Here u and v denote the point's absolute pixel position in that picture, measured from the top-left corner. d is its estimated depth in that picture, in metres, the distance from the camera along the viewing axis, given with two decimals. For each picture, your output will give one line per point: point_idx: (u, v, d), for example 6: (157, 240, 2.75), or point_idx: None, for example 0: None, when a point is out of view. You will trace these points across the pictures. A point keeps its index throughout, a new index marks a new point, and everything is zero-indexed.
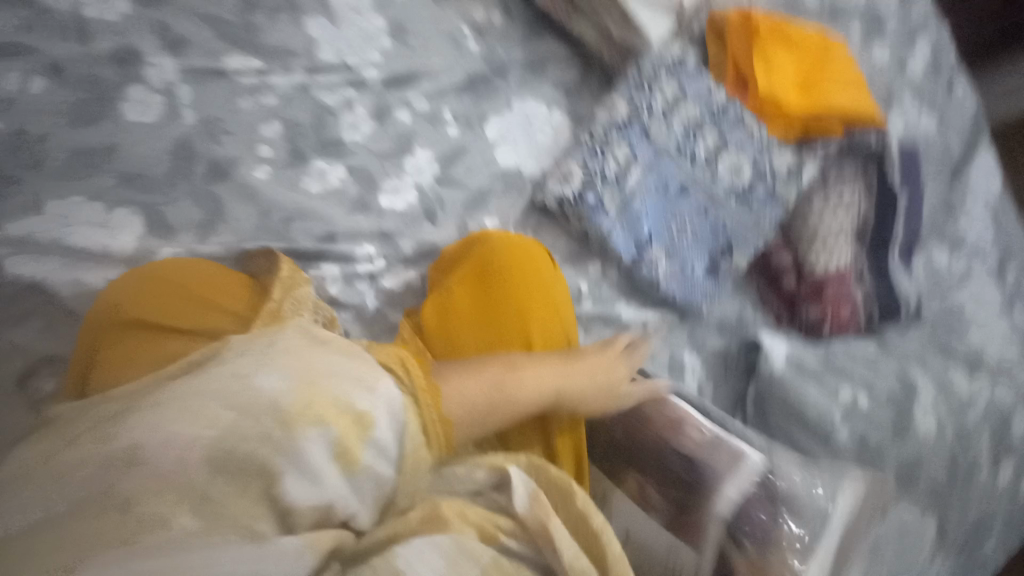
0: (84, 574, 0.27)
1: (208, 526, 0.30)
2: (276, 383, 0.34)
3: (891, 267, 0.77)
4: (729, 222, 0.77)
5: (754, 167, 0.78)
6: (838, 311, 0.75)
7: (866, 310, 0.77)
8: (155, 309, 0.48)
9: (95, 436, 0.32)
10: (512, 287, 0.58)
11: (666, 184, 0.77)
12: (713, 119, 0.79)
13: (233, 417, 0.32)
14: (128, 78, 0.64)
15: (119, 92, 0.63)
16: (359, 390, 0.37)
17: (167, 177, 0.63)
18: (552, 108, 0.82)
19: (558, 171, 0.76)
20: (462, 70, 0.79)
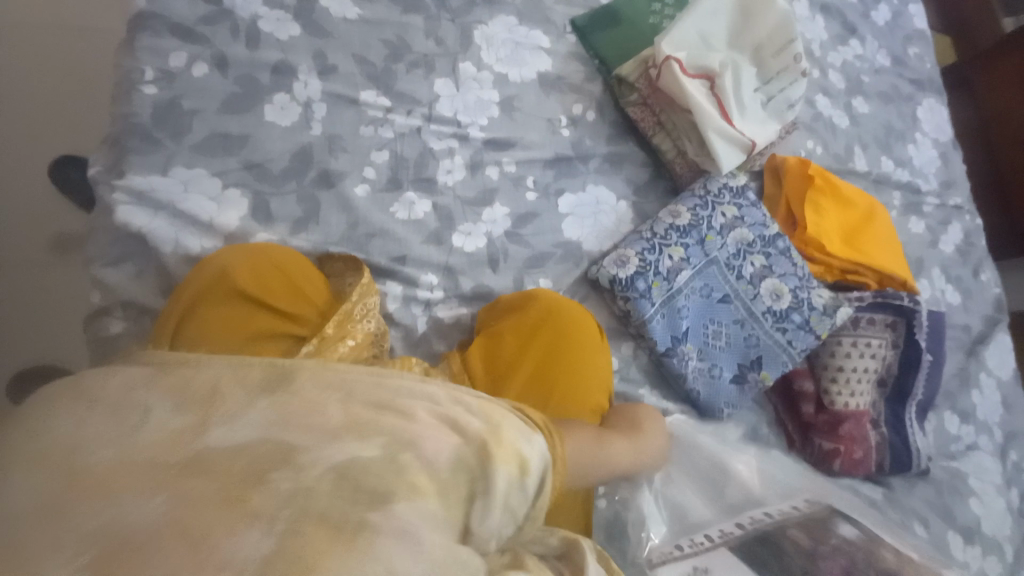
0: (360, 534, 0.35)
1: (444, 518, 0.38)
2: (479, 424, 0.43)
3: (901, 421, 0.84)
4: (762, 340, 0.82)
5: (794, 295, 0.83)
6: (850, 449, 0.80)
7: (877, 455, 0.82)
8: (257, 285, 0.56)
9: (354, 430, 0.40)
10: (570, 356, 0.65)
11: (711, 291, 0.83)
12: (763, 244, 0.86)
13: (457, 441, 0.41)
14: (278, 86, 0.74)
15: (267, 95, 0.73)
16: (523, 438, 0.44)
17: (283, 173, 0.70)
18: (621, 199, 0.91)
19: (616, 253, 0.82)
20: (552, 150, 0.88)
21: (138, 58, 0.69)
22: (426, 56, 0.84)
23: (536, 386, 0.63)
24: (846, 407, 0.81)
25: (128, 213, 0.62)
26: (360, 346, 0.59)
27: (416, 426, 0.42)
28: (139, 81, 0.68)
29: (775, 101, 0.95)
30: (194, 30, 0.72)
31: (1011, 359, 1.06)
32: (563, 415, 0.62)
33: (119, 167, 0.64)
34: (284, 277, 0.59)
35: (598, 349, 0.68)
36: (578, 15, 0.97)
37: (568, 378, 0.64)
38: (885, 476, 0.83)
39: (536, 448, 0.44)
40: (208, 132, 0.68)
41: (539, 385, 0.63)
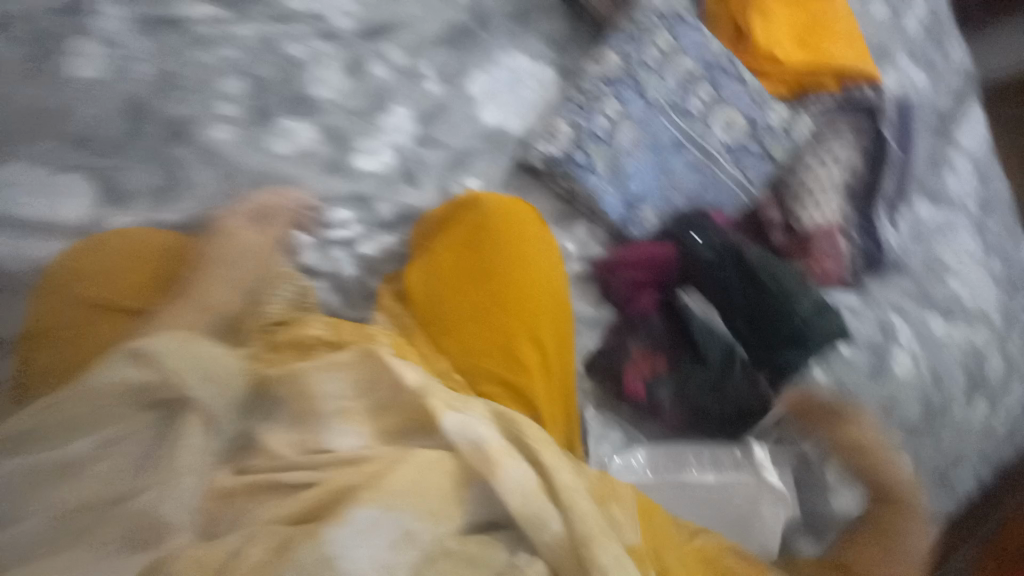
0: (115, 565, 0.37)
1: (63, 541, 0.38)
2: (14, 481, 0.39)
3: (874, 223, 0.78)
4: (722, 179, 0.75)
5: (748, 120, 0.75)
6: (824, 266, 0.74)
7: (851, 263, 0.76)
8: (111, 288, 0.50)
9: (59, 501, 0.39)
10: (504, 250, 0.58)
11: (659, 141, 0.74)
12: (707, 71, 0.75)
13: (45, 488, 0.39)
14: (78, 30, 0.59)
15: (65, 44, 0.58)
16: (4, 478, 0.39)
17: (121, 137, 0.58)
18: (539, 62, 0.78)
19: (545, 127, 0.73)
20: (442, 22, 0.74)
21: None
22: None
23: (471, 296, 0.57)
24: (815, 226, 0.75)
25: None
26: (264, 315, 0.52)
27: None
28: None
29: None
30: None
31: (983, 130, 1.00)
32: (497, 297, 0.56)
33: None
34: (169, 262, 0.54)
35: (537, 240, 0.61)
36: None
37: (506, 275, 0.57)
38: (860, 278, 0.78)
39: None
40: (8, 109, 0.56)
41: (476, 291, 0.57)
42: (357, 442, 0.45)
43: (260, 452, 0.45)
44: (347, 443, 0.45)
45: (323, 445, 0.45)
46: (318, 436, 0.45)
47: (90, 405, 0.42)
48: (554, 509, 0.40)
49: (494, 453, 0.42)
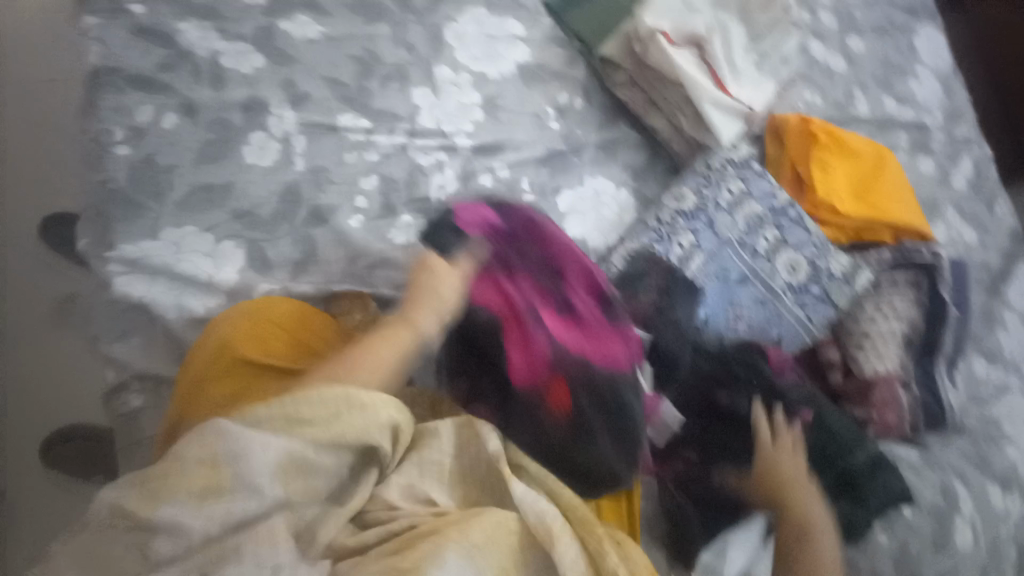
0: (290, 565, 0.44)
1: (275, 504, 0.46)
2: (261, 451, 0.46)
3: (932, 376, 0.81)
4: (783, 314, 0.80)
5: (811, 265, 0.82)
6: (883, 414, 0.79)
7: (913, 416, 0.79)
8: (247, 344, 0.55)
9: (285, 477, 0.47)
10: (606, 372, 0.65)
11: (727, 273, 0.81)
12: (774, 216, 0.83)
13: (267, 465, 0.46)
14: (251, 124, 0.70)
15: (242, 136, 0.70)
16: (236, 451, 0.45)
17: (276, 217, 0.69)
18: (622, 187, 0.88)
19: (624, 247, 0.80)
20: (543, 146, 0.85)
21: (103, 120, 0.66)
22: (399, 66, 0.81)
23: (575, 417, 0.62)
24: (875, 372, 0.80)
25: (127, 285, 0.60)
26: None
27: (212, 459, 0.44)
28: (111, 144, 0.65)
29: (767, 60, 0.91)
30: (154, 79, 0.69)
31: None
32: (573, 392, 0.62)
33: (107, 238, 0.62)
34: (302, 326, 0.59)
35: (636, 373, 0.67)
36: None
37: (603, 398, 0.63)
38: (918, 431, 0.80)
39: (229, 447, 0.45)
40: (186, 186, 0.66)
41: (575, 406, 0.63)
42: (451, 502, 0.52)
43: (376, 501, 0.52)
44: (442, 500, 0.52)
45: (427, 497, 0.52)
46: (421, 484, 0.53)
47: (289, 424, 0.48)
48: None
49: (551, 526, 0.50)
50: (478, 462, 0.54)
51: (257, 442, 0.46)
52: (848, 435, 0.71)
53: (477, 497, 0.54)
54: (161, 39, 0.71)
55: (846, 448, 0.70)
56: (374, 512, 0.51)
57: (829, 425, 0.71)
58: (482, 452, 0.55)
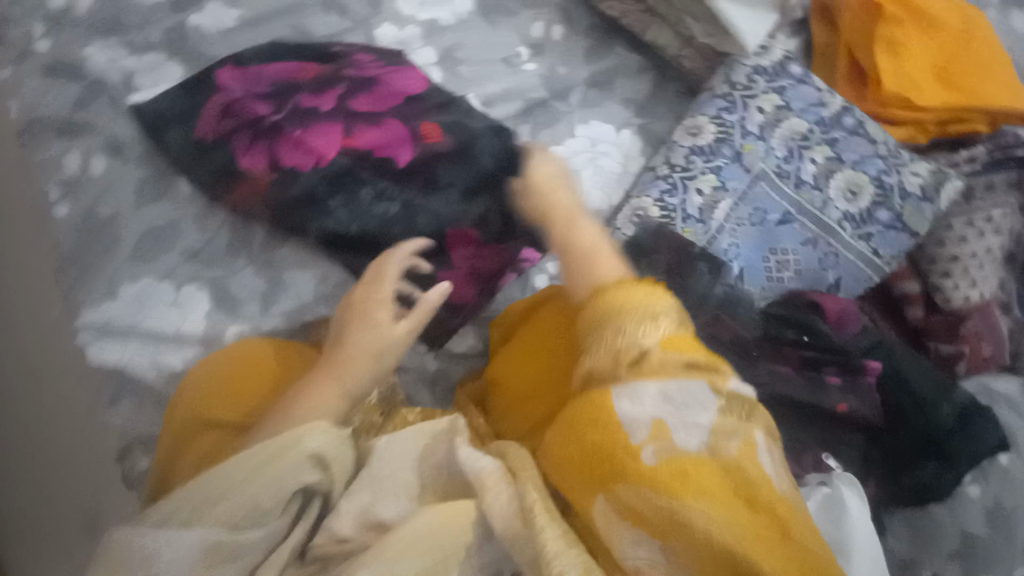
0: None
1: None
2: (178, 548, 0.42)
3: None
4: (840, 254, 0.65)
5: (878, 185, 0.65)
6: (977, 347, 0.65)
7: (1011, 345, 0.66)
8: (220, 395, 0.50)
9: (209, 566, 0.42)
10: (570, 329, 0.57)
11: (764, 213, 0.65)
12: (822, 130, 0.67)
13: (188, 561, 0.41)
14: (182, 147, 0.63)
15: (178, 165, 0.63)
16: (166, 544, 0.42)
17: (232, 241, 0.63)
18: (622, 129, 0.72)
19: (630, 207, 0.66)
20: (518, 96, 0.72)
21: (37, 179, 0.61)
22: (336, 41, 0.71)
23: (545, 400, 0.54)
24: (966, 302, 0.65)
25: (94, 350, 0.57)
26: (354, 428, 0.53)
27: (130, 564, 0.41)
28: (49, 204, 0.61)
29: None
30: (74, 121, 0.63)
31: None
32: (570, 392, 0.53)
33: (71, 304, 0.59)
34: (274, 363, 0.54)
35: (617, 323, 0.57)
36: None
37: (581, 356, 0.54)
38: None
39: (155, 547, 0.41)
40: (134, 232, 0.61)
41: (544, 388, 0.55)
42: (405, 510, 0.45)
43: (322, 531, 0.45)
44: (394, 514, 0.45)
45: (373, 516, 0.45)
46: (375, 504, 0.45)
47: (201, 509, 0.43)
48: None
49: (484, 480, 0.44)
50: (443, 467, 0.48)
51: (181, 537, 0.42)
52: (932, 391, 0.58)
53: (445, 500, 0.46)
54: (70, 73, 0.64)
55: (930, 407, 0.57)
56: (320, 544, 0.44)
57: (904, 378, 0.58)
58: (450, 454, 0.48)
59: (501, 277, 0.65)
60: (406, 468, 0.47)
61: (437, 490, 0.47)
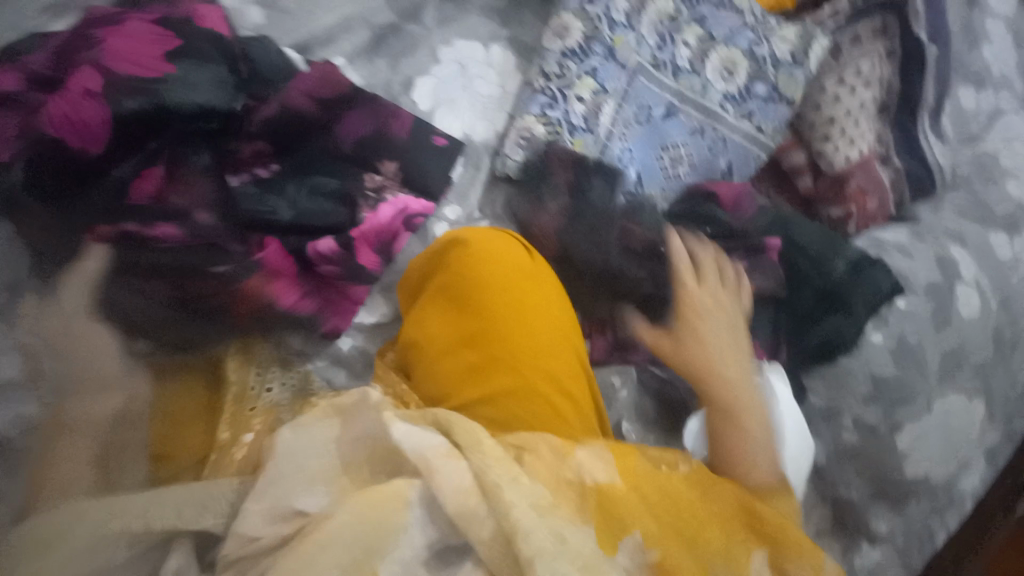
0: None
1: None
2: None
3: (915, 139, 0.67)
4: (728, 137, 0.64)
5: (751, 57, 0.63)
6: (866, 205, 0.65)
7: (894, 193, 0.67)
8: (33, 441, 0.39)
9: None
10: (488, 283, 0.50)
11: (649, 110, 0.63)
12: (690, 8, 0.63)
13: None
14: None
15: None
16: None
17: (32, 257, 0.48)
18: (489, 45, 0.67)
19: (516, 129, 0.63)
20: (367, 29, 0.65)
21: None
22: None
23: (465, 352, 0.49)
24: (849, 161, 0.65)
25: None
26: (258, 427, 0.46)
27: None
28: None
29: None
30: None
31: None
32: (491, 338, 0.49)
33: None
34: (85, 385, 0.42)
35: (531, 266, 0.53)
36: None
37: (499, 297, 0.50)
38: (910, 206, 0.68)
39: None
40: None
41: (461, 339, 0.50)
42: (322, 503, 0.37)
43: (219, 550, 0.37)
44: (311, 506, 0.38)
45: (288, 510, 0.37)
46: (281, 502, 0.38)
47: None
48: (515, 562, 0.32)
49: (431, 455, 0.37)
50: (363, 439, 0.41)
51: None
52: (822, 247, 0.60)
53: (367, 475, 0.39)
54: None
55: (821, 261, 0.60)
56: (225, 553, 0.37)
57: (798, 242, 0.61)
58: (369, 427, 0.41)
59: (394, 237, 0.59)
60: (319, 457, 0.40)
61: (360, 468, 0.40)
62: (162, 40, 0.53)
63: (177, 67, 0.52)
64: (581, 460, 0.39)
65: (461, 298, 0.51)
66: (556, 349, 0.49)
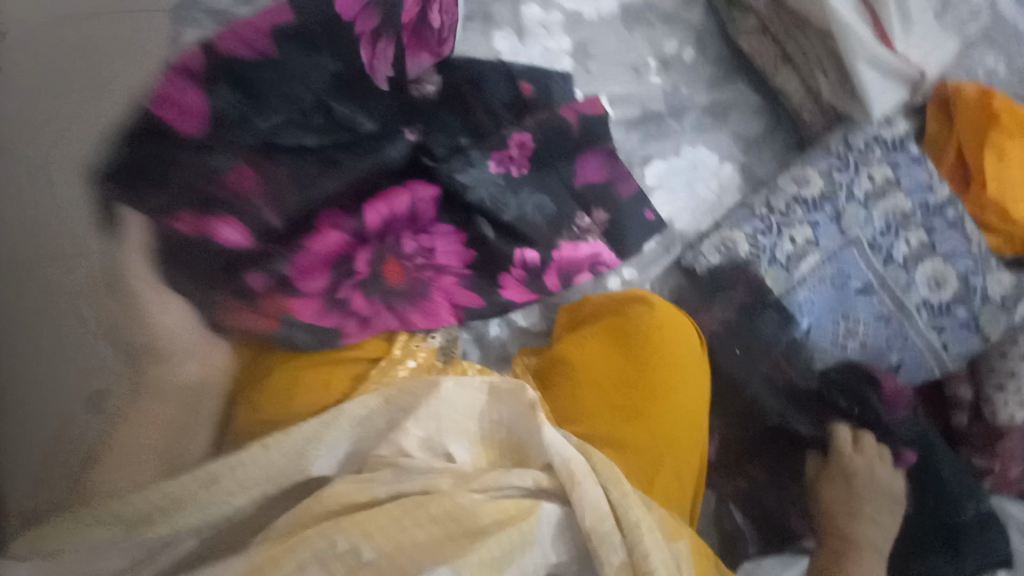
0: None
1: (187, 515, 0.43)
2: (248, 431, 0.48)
3: None
4: (910, 338, 0.65)
5: (962, 282, 0.65)
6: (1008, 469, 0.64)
7: None
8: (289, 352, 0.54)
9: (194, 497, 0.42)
10: (674, 367, 0.57)
11: (846, 279, 0.66)
12: (925, 215, 0.66)
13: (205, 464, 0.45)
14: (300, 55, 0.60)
15: None
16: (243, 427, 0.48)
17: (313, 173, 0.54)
18: (725, 161, 0.73)
19: (719, 236, 0.68)
20: (638, 104, 0.73)
21: None
22: (484, 3, 0.71)
23: (612, 394, 0.56)
24: (1011, 420, 0.64)
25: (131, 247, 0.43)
26: (421, 364, 0.60)
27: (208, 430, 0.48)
28: None
29: (953, 11, 0.73)
30: None
31: None
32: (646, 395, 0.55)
33: None
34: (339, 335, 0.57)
35: (693, 355, 0.59)
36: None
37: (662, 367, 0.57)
38: None
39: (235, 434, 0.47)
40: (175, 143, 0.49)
41: (612, 381, 0.57)
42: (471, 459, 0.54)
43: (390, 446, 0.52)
44: (460, 454, 0.54)
45: (444, 449, 0.53)
46: (442, 438, 0.53)
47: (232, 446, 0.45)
48: (618, 542, 0.47)
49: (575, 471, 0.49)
50: (507, 425, 0.55)
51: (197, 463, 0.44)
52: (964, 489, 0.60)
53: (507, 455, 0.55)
54: None
55: (954, 500, 0.60)
56: (384, 454, 0.51)
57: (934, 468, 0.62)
58: (517, 417, 0.55)
59: (579, 273, 0.66)
60: (474, 421, 0.55)
61: (493, 447, 0.55)
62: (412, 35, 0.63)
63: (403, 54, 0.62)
64: (683, 547, 0.49)
65: (632, 351, 0.58)
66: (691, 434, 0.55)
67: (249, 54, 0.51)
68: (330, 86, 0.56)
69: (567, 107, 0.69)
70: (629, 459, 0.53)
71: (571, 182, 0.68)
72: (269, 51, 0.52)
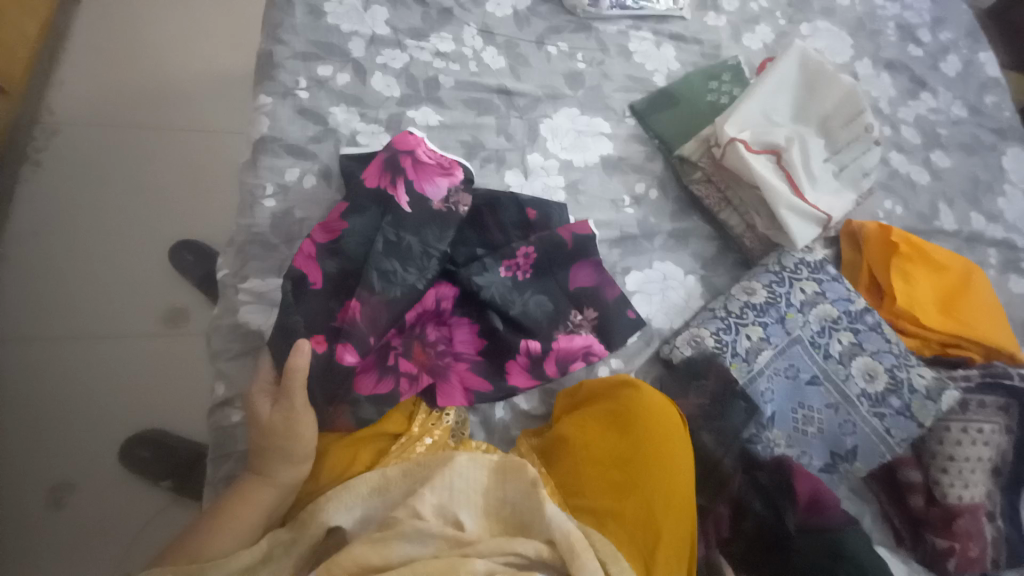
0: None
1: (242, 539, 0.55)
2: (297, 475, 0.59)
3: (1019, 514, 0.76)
4: (857, 423, 0.77)
5: (892, 376, 0.79)
6: (967, 548, 0.73)
7: (994, 554, 0.74)
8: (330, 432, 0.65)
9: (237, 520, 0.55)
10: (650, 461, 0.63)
11: (797, 371, 0.79)
12: (850, 320, 0.82)
13: (267, 495, 0.57)
14: (356, 185, 0.78)
15: (352, 191, 0.77)
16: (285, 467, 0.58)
17: (381, 281, 0.68)
18: (689, 274, 0.90)
19: (689, 333, 0.81)
20: (618, 227, 0.91)
21: (259, 175, 0.80)
22: (498, 151, 0.93)
23: (608, 470, 0.64)
24: (961, 501, 0.74)
25: (300, 349, 0.59)
26: (435, 442, 0.67)
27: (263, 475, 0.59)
28: (262, 196, 0.79)
29: (847, 170, 0.95)
30: (306, 149, 0.83)
31: None
32: (633, 470, 0.63)
33: (242, 271, 0.74)
34: None
35: (677, 434, 0.66)
36: (636, 98, 1.03)
37: (648, 443, 0.64)
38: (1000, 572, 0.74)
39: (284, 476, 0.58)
40: (293, 279, 0.68)
41: (607, 458, 0.65)
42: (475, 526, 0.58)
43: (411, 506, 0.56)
44: (467, 523, 0.57)
45: (453, 517, 0.57)
46: (452, 506, 0.58)
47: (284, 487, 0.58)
48: None
49: (573, 541, 0.55)
50: (510, 501, 0.60)
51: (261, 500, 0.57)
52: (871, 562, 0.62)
53: (509, 526, 0.59)
54: (315, 117, 0.86)
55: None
56: (400, 516, 0.56)
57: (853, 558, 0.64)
58: (518, 489, 0.60)
59: (574, 362, 0.76)
60: (478, 492, 0.60)
61: (495, 520, 0.60)
62: (444, 170, 0.79)
63: (437, 185, 0.78)
64: None
65: (626, 432, 0.66)
66: (679, 507, 0.61)
67: (323, 234, 0.73)
68: (386, 219, 0.73)
69: (562, 228, 0.84)
70: (619, 530, 0.60)
71: (568, 286, 0.81)
72: (333, 228, 0.73)
